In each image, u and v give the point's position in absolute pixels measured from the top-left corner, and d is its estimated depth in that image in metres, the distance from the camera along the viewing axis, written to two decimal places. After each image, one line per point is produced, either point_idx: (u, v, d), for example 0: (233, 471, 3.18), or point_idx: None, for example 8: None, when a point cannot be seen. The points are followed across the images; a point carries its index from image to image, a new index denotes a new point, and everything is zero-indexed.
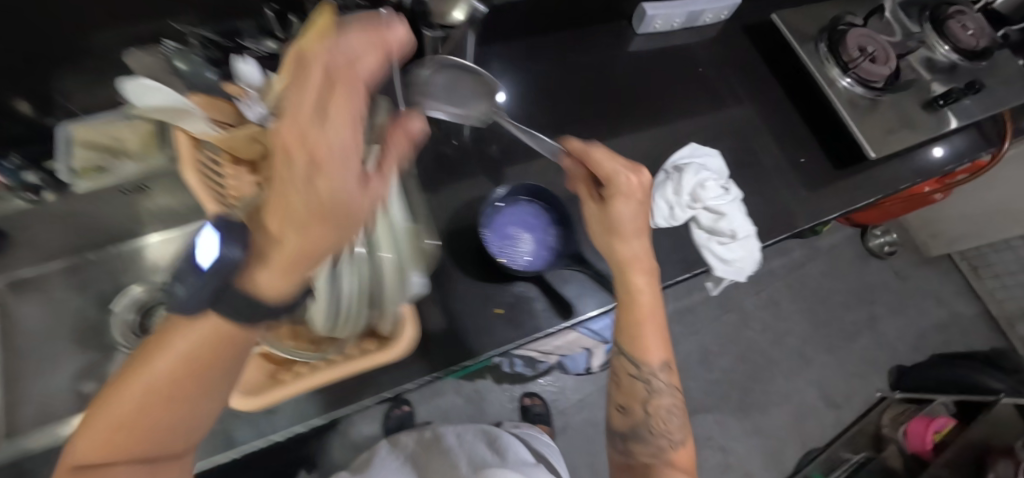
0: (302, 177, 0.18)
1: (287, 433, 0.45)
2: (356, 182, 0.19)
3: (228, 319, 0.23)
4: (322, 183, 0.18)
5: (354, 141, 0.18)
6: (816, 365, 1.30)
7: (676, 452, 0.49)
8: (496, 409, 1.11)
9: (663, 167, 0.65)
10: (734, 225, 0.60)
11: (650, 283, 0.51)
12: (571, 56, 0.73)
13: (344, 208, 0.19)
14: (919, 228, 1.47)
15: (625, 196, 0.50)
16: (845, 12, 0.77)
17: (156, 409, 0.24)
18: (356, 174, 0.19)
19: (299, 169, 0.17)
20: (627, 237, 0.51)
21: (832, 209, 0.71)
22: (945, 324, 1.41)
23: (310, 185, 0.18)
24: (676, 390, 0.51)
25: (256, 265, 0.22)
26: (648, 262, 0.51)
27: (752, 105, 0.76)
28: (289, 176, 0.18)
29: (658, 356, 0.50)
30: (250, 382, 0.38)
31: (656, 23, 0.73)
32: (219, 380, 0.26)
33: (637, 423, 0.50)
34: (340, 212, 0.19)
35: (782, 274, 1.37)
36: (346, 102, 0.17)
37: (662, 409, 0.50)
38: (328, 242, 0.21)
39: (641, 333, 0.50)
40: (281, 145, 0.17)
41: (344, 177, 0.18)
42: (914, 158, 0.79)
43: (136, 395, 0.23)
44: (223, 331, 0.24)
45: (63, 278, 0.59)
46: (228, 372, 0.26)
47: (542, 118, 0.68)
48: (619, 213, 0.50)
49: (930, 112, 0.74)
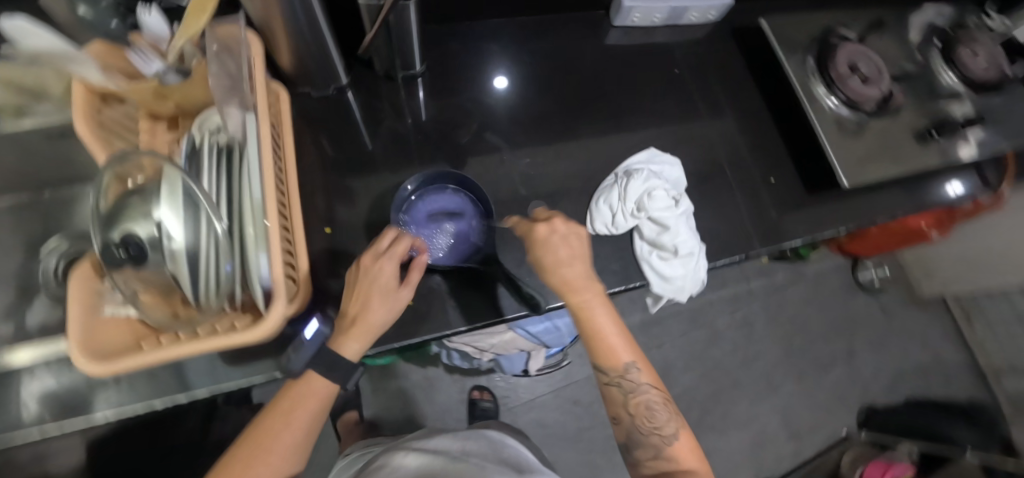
0: (370, 278, 0.45)
1: (192, 396, 0.49)
2: (390, 282, 0.45)
3: (319, 381, 0.46)
4: (378, 281, 0.45)
5: (394, 265, 0.46)
6: (782, 393, 1.26)
7: (673, 448, 0.49)
8: (445, 397, 1.12)
9: (615, 170, 0.63)
10: (677, 240, 0.56)
11: (598, 299, 0.49)
12: (541, 45, 0.70)
13: (381, 291, 0.45)
14: (913, 265, 1.42)
15: (547, 237, 0.49)
16: (837, 24, 0.74)
17: (269, 438, 0.45)
18: (392, 280, 0.46)
19: (371, 282, 0.45)
20: (564, 261, 0.48)
21: (797, 235, 0.66)
22: (926, 367, 1.36)
23: (373, 280, 0.45)
24: (653, 387, 0.50)
25: (338, 336, 0.45)
26: (590, 279, 0.49)
27: (728, 114, 0.72)
28: (366, 286, 0.45)
29: (624, 361, 0.49)
30: (108, 345, 0.38)
31: (634, 16, 0.70)
32: (300, 423, 0.46)
33: (628, 428, 0.50)
34: (381, 293, 0.45)
35: (762, 296, 1.33)
36: (394, 249, 0.46)
37: (643, 407, 0.49)
38: (377, 314, 0.45)
39: (599, 349, 0.49)
40: (364, 265, 0.46)
41: (387, 278, 0.45)
42: (902, 190, 0.73)
43: (264, 428, 0.45)
44: (312, 388, 0.47)
45: (19, 213, 0.64)
46: (305, 418, 0.47)
47: (497, 107, 0.65)
48: (546, 251, 0.48)
49: (922, 143, 0.69)
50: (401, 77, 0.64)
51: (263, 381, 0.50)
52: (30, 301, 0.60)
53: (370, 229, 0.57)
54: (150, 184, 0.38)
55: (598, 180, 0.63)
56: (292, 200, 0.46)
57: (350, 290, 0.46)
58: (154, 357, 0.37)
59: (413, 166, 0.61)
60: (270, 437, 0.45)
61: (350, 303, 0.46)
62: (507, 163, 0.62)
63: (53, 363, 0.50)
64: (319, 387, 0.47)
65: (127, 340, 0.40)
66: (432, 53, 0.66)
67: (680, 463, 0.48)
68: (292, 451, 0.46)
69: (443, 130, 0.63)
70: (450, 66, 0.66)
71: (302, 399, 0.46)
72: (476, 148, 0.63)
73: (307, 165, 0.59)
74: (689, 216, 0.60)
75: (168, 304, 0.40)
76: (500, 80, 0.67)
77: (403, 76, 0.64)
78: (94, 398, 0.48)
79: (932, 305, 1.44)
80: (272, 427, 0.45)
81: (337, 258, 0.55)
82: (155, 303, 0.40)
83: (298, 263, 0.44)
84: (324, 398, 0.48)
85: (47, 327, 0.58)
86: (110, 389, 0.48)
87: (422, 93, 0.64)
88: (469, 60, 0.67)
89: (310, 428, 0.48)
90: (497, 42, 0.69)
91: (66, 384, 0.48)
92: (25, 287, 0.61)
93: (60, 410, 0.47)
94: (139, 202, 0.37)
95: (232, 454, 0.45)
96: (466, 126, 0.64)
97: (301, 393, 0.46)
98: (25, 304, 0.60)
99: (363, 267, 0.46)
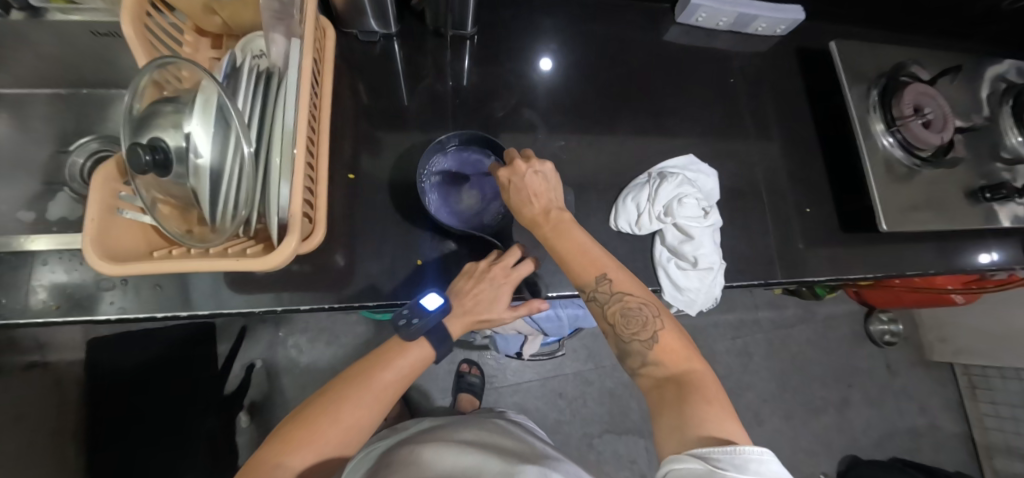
0: (495, 285, 0.52)
1: (192, 314, 0.49)
2: (507, 295, 0.53)
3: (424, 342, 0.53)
4: (501, 289, 0.52)
5: (517, 279, 0.52)
6: (766, 427, 1.25)
7: (658, 351, 0.47)
8: (435, 364, 1.14)
9: (650, 170, 0.61)
10: (699, 252, 0.54)
11: (566, 224, 0.49)
12: (597, 29, 0.67)
13: (495, 299, 0.52)
14: (928, 327, 1.38)
15: (518, 176, 0.47)
16: (911, 59, 0.69)
17: (363, 376, 0.51)
18: (508, 293, 0.53)
19: (493, 290, 0.52)
20: (528, 197, 0.47)
21: (822, 272, 0.64)
22: (918, 431, 1.34)
23: (497, 287, 0.52)
24: (627, 293, 0.47)
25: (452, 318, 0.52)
26: (555, 211, 0.49)
27: (775, 134, 0.69)
28: (485, 290, 0.51)
29: (598, 272, 0.47)
30: (117, 249, 0.38)
31: (698, 16, 0.67)
32: (390, 374, 0.51)
33: (614, 338, 0.49)
34: (493, 300, 0.52)
35: (766, 328, 1.31)
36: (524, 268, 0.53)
37: (621, 315, 0.47)
38: (483, 312, 0.53)
39: (573, 270, 0.48)
40: (494, 269, 0.52)
41: (506, 291, 0.52)
42: (943, 248, 0.70)
43: (366, 368, 0.52)
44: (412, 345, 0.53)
45: (48, 105, 0.66)
46: (394, 371, 0.52)
47: (540, 85, 0.63)
48: (508, 191, 0.48)
49: (972, 203, 0.66)
50: (450, 36, 0.63)
51: (263, 312, 0.50)
52: (56, 193, 0.63)
53: (392, 182, 0.57)
54: (186, 96, 0.38)
55: (629, 177, 0.62)
56: (321, 138, 0.45)
57: (465, 283, 0.52)
58: (165, 266, 0.37)
59: (446, 128, 0.60)
60: (366, 375, 0.51)
61: (464, 297, 0.51)
62: (541, 142, 0.61)
63: (65, 253, 0.50)
64: (421, 349, 0.53)
65: (138, 247, 0.40)
66: (484, 18, 0.64)
67: (670, 367, 0.47)
68: (377, 405, 0.51)
69: (483, 100, 0.62)
70: (502, 35, 0.64)
71: (402, 354, 0.52)
72: (512, 122, 0.61)
73: (341, 107, 0.58)
74: (716, 229, 0.58)
75: (184, 219, 0.40)
76: (546, 62, 0.65)
77: (452, 34, 0.62)
78: (96, 294, 0.49)
79: (939, 371, 1.40)
80: (374, 370, 0.51)
81: (354, 206, 0.55)
82: (173, 218, 0.39)
83: (316, 203, 0.43)
84: (417, 363, 0.53)
85: (68, 221, 0.61)
86: (116, 291, 0.49)
87: (467, 57, 0.63)
88: (520, 31, 0.65)
89: (400, 385, 0.53)
90: (552, 18, 0.66)
91: (76, 279, 0.49)
92: (56, 180, 0.63)
93: (65, 301, 0.48)
94: (171, 112, 0.37)
95: (335, 385, 0.51)
96: (506, 99, 0.62)
97: (403, 350, 0.53)
98: (50, 196, 0.63)
99: (491, 276, 0.51)
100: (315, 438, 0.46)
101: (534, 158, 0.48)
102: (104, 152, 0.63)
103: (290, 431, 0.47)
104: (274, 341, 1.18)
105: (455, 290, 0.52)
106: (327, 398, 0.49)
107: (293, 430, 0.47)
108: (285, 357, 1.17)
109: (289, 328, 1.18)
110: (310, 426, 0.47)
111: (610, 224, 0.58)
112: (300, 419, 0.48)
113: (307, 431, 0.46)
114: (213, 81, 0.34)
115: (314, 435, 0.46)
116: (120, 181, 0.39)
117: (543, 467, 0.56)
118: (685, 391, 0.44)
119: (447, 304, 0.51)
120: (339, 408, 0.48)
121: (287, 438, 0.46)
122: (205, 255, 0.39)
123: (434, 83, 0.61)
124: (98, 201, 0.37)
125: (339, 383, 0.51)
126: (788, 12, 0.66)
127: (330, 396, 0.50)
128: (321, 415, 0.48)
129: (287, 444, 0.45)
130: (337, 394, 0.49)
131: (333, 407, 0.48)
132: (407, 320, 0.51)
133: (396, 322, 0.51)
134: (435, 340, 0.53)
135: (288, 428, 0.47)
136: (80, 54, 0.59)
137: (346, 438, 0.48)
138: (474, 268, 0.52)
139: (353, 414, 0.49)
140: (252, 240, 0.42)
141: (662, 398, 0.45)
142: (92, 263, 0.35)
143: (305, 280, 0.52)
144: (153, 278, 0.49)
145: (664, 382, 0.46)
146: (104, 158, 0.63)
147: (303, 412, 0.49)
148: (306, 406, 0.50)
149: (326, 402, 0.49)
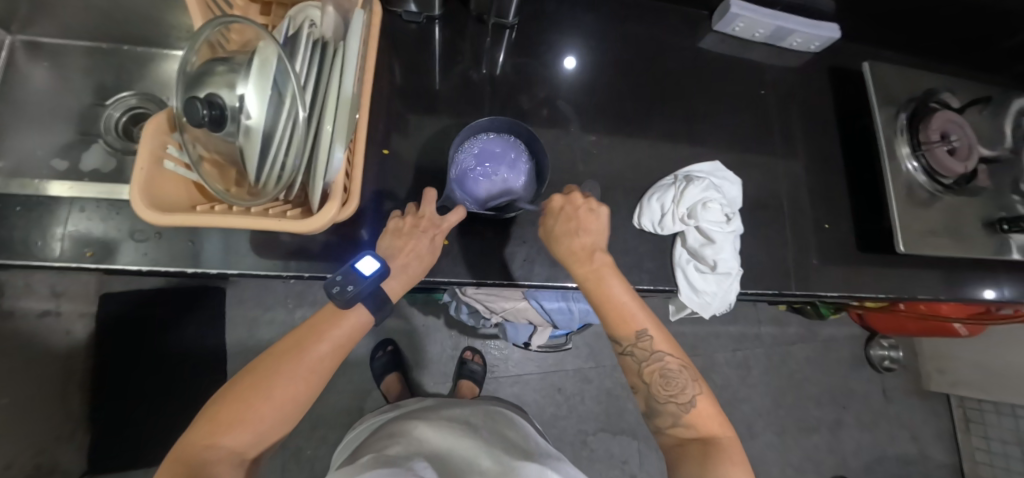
0: (427, 239, 0.48)
1: (221, 272, 0.50)
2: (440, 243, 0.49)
3: (365, 313, 0.46)
4: (438, 238, 0.48)
5: (445, 225, 0.48)
6: (759, 440, 1.26)
7: (693, 415, 0.48)
8: (437, 349, 1.16)
9: (675, 173, 0.62)
10: (719, 256, 0.56)
11: (605, 268, 0.48)
12: (633, 29, 0.68)
13: (431, 252, 0.49)
14: (928, 357, 1.39)
15: (572, 204, 0.49)
16: (941, 86, 0.70)
17: (293, 351, 0.44)
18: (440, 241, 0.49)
19: (430, 244, 0.48)
20: (577, 231, 0.48)
21: (835, 287, 0.65)
22: (907, 458, 1.35)
23: (433, 238, 0.48)
24: (666, 353, 0.49)
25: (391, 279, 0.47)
26: (598, 253, 0.48)
27: (801, 149, 0.70)
28: (418, 245, 0.48)
29: (638, 328, 0.49)
30: (164, 200, 0.39)
31: (736, 26, 0.67)
32: (325, 346, 0.45)
33: (646, 397, 0.50)
34: (431, 255, 0.49)
35: (768, 343, 1.32)
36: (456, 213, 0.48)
37: (659, 376, 0.49)
38: (418, 268, 0.48)
39: (613, 323, 0.49)
40: (423, 215, 0.48)
41: (435, 239, 0.48)
42: (958, 276, 0.70)
43: (296, 340, 0.45)
44: (347, 315, 0.46)
45: (87, 57, 0.67)
46: (330, 341, 0.45)
47: (573, 81, 0.64)
48: (555, 217, 0.49)
49: (988, 233, 0.66)
50: (491, 24, 0.64)
51: (293, 276, 0.51)
52: (90, 145, 0.65)
53: (421, 162, 0.58)
54: (241, 56, 0.39)
55: (654, 178, 0.63)
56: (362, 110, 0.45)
57: (396, 241, 0.47)
58: (208, 220, 0.37)
59: (477, 115, 0.61)
60: (297, 349, 0.44)
61: (401, 257, 0.47)
62: (571, 136, 0.62)
63: (102, 203, 0.50)
64: (359, 317, 0.46)
65: (180, 199, 0.41)
66: (525, 10, 0.65)
67: (701, 430, 0.48)
68: (316, 377, 0.44)
69: (516, 88, 0.62)
70: (541, 29, 0.65)
71: (337, 324, 0.45)
72: (541, 114, 0.62)
73: (378, 84, 0.59)
74: (737, 236, 0.59)
75: (223, 177, 0.41)
76: (569, 60, 0.65)
77: (493, 22, 0.63)
78: (126, 243, 0.50)
79: (934, 402, 1.41)
80: (304, 342, 0.44)
81: (383, 180, 0.56)
82: (214, 176, 0.40)
83: (352, 172, 0.43)
84: (356, 330, 0.47)
85: (101, 174, 0.64)
86: (149, 242, 0.50)
87: (504, 47, 0.64)
88: (559, 25, 0.66)
89: (338, 356, 0.46)
90: (591, 15, 0.67)
91: (108, 228, 0.50)
92: (91, 132, 0.65)
93: (99, 249, 0.49)
94: (225, 72, 0.37)
95: (260, 361, 0.44)
96: (537, 91, 0.63)
97: (336, 320, 0.46)
98: (84, 146, 0.65)
99: (421, 227, 0.48)
100: (246, 418, 0.40)
101: (592, 198, 0.49)
102: (140, 109, 0.67)
103: (213, 413, 0.40)
104: (282, 310, 1.12)
105: (385, 248, 0.47)
106: (253, 374, 0.43)
107: (220, 412, 0.40)
108: (290, 326, 1.12)
109: (298, 299, 1.13)
110: (237, 405, 0.41)
111: (632, 222, 0.60)
112: (230, 394, 0.42)
113: (236, 408, 0.40)
114: (274, 41, 0.35)
115: (245, 415, 0.40)
116: (169, 134, 0.40)
117: (542, 467, 0.55)
118: (712, 452, 0.45)
119: (385, 268, 0.45)
120: (269, 385, 0.42)
121: (213, 417, 0.40)
122: (247, 213, 0.39)
123: (469, 69, 0.62)
124: (146, 151, 0.38)
125: (270, 357, 0.44)
126: (827, 30, 0.66)
127: (258, 372, 0.43)
128: (250, 392, 0.41)
129: (214, 423, 0.40)
130: (264, 371, 0.43)
131: (263, 388, 0.42)
132: (342, 287, 0.44)
133: (327, 289, 0.44)
134: (373, 303, 0.46)
135: (213, 407, 0.41)
136: (121, 7, 0.60)
137: (281, 415, 0.42)
138: (401, 225, 0.48)
139: (287, 390, 0.42)
140: (290, 204, 0.43)
141: (686, 457, 0.47)
142: (139, 213, 0.36)
143: (331, 250, 0.52)
144: (187, 233, 0.50)
145: (691, 443, 0.47)
146: (140, 115, 0.67)
147: (227, 390, 0.42)
148: (233, 382, 0.43)
149: (253, 380, 0.42)
